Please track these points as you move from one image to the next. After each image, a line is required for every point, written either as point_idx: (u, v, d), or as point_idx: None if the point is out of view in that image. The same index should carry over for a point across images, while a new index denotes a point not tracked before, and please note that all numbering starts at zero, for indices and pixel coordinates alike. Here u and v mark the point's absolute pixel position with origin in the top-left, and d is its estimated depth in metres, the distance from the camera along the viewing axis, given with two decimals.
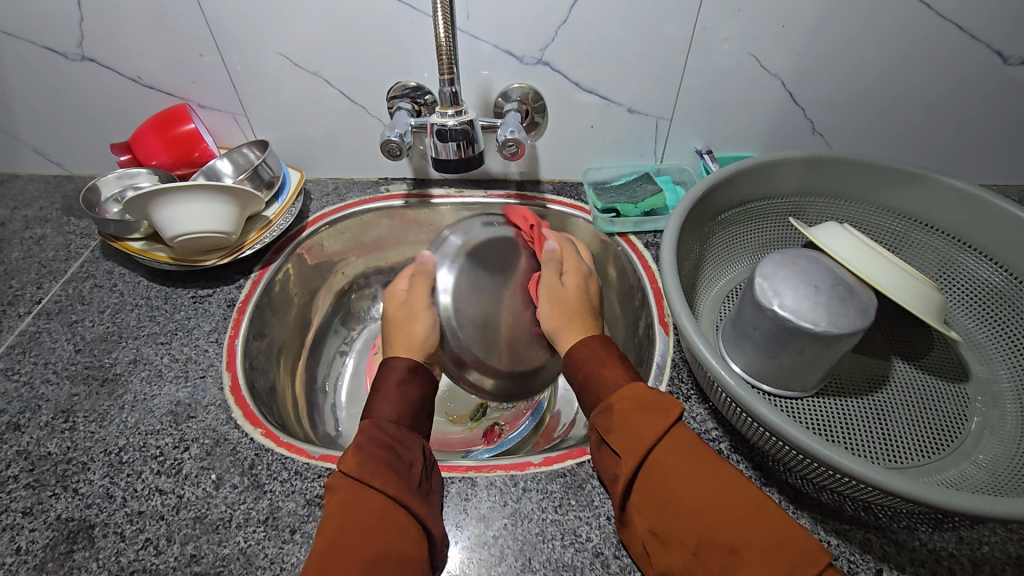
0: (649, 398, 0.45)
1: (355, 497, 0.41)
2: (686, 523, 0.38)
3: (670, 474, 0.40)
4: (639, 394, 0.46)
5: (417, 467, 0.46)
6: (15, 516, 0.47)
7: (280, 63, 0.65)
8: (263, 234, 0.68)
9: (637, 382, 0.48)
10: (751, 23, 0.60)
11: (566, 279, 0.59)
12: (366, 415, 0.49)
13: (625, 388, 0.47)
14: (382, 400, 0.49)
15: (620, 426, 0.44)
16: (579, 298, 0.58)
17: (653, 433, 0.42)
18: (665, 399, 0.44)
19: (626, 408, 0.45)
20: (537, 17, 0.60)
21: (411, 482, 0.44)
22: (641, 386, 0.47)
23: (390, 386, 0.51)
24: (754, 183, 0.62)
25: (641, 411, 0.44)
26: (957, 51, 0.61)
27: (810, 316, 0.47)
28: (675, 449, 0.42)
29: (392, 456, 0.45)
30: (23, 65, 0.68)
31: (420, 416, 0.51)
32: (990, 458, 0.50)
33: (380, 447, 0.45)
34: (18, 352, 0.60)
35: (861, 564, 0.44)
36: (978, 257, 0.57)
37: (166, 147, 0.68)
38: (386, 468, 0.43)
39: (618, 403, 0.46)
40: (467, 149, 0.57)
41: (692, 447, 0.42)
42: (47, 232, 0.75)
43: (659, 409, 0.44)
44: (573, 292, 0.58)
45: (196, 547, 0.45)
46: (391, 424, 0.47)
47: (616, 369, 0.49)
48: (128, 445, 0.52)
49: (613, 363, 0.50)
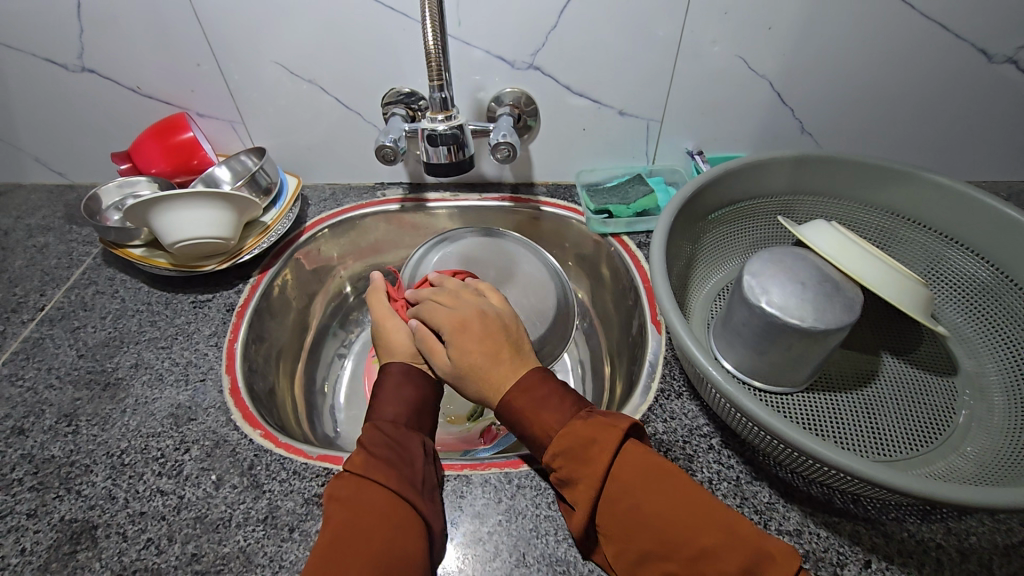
0: (584, 446, 0.42)
1: (361, 494, 0.42)
2: (645, 564, 0.40)
3: (621, 522, 0.41)
4: (571, 444, 0.43)
5: (418, 464, 0.46)
6: (19, 519, 0.48)
7: (277, 72, 0.67)
8: (261, 239, 0.69)
9: (573, 421, 0.44)
10: (738, 26, 0.61)
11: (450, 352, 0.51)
12: (370, 416, 0.50)
13: (555, 442, 0.43)
14: (389, 401, 0.50)
15: (570, 481, 0.43)
16: (471, 361, 0.50)
17: (592, 491, 0.41)
18: (598, 443, 0.42)
19: (568, 465, 0.43)
20: (527, 24, 0.62)
21: (415, 481, 0.45)
22: (577, 426, 0.44)
23: (390, 389, 0.51)
24: (744, 183, 0.63)
25: (578, 467, 0.42)
26: (941, 52, 0.62)
27: (797, 312, 0.48)
28: (628, 489, 0.41)
29: (395, 454, 0.46)
30: (26, 77, 0.70)
31: (422, 417, 0.51)
32: (978, 450, 0.51)
33: (381, 445, 0.46)
34: (21, 358, 0.61)
35: (850, 556, 0.45)
36: (965, 253, 0.58)
37: (165, 155, 0.69)
38: (385, 465, 0.44)
39: (553, 461, 0.43)
40: (457, 153, 0.59)
41: (649, 478, 0.41)
42: (50, 240, 0.76)
43: (592, 460, 0.42)
44: (466, 362, 0.50)
45: (197, 546, 0.46)
46: (391, 425, 0.48)
47: (546, 417, 0.45)
48: (130, 447, 0.53)
49: (539, 414, 0.45)
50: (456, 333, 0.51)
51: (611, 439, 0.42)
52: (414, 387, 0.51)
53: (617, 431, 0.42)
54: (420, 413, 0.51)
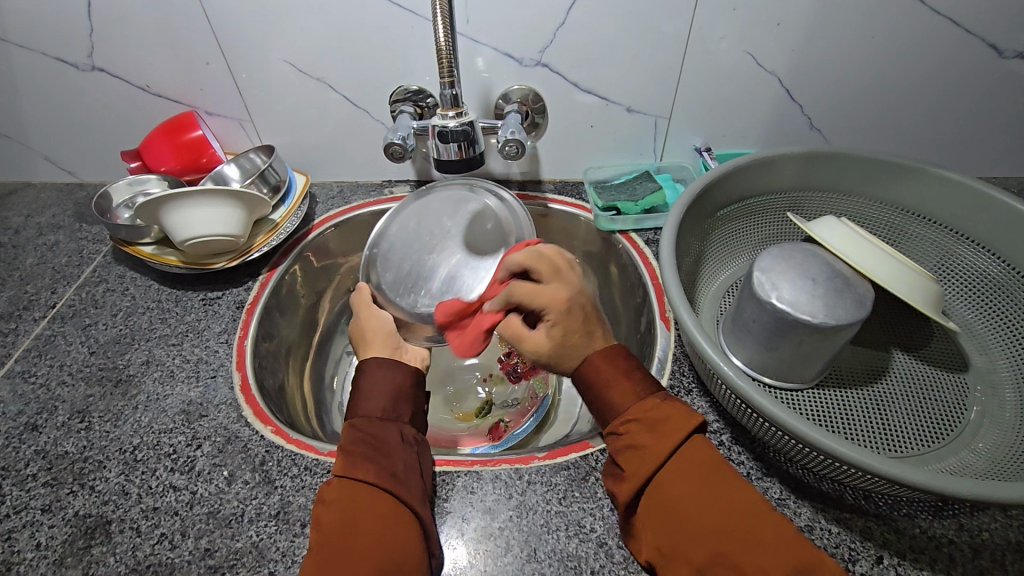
0: (662, 419, 0.44)
1: (351, 494, 0.42)
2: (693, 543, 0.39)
3: (671, 499, 0.41)
4: (648, 414, 0.45)
5: (399, 455, 0.47)
6: (34, 514, 0.48)
7: (286, 70, 0.67)
8: (270, 236, 0.69)
9: (651, 396, 0.46)
10: (747, 22, 0.61)
11: (549, 330, 0.50)
12: (353, 411, 0.50)
13: (632, 409, 0.45)
14: (366, 396, 0.50)
15: (630, 449, 0.44)
16: (577, 340, 0.50)
17: (659, 458, 0.42)
18: (675, 420, 0.44)
19: (636, 432, 0.44)
20: (535, 21, 0.62)
21: (396, 472, 0.45)
22: (655, 402, 0.45)
23: (365, 385, 0.51)
24: (752, 179, 0.63)
25: (646, 437, 0.44)
26: (951, 47, 0.61)
27: (808, 308, 0.48)
28: (686, 469, 0.41)
29: (372, 451, 0.46)
30: (36, 76, 0.70)
31: (399, 404, 0.51)
32: (989, 447, 0.51)
33: (358, 443, 0.46)
34: (33, 355, 0.61)
35: (861, 552, 0.45)
36: (976, 249, 0.57)
37: (174, 153, 0.69)
38: (364, 460, 0.45)
39: (625, 425, 0.45)
40: (467, 150, 0.58)
41: (709, 463, 0.42)
42: (60, 238, 0.76)
43: (665, 434, 0.43)
44: (564, 340, 0.50)
45: (209, 541, 0.46)
46: (367, 419, 0.48)
47: (625, 386, 0.47)
48: (142, 444, 0.53)
49: (621, 382, 0.47)
50: (561, 312, 0.50)
51: (688, 420, 0.43)
52: (388, 378, 0.51)
53: (693, 417, 0.44)
54: (398, 400, 0.51)
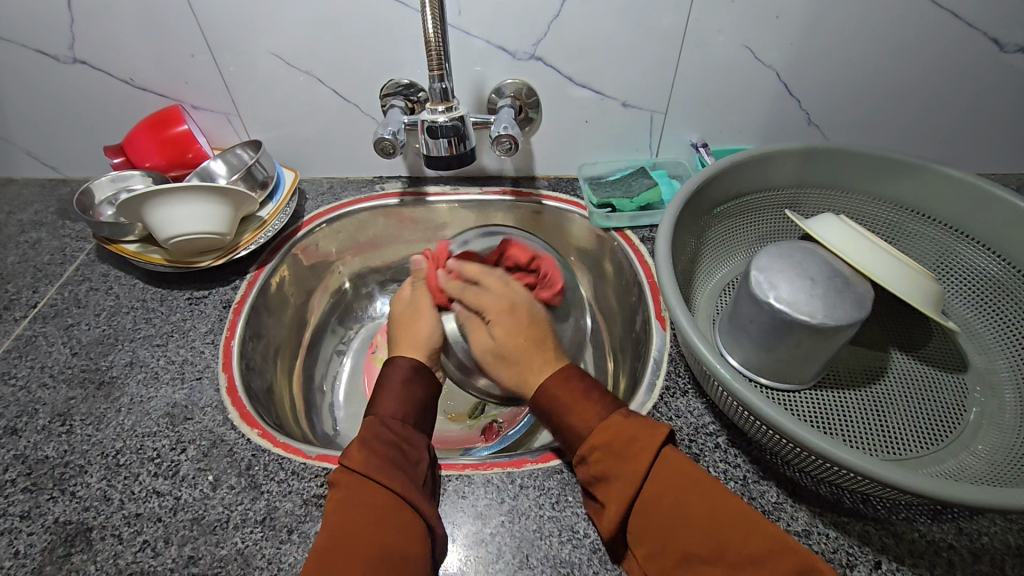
0: (625, 442, 0.43)
1: (359, 492, 0.41)
2: (681, 560, 0.39)
3: (654, 525, 0.40)
4: (608, 440, 0.44)
5: (421, 466, 0.46)
6: (12, 520, 0.47)
7: (273, 63, 0.65)
8: (258, 234, 0.68)
9: (613, 416, 0.45)
10: (744, 14, 0.59)
11: (494, 332, 0.56)
12: (374, 409, 0.49)
13: (596, 434, 0.44)
14: (392, 395, 0.49)
15: (602, 480, 0.43)
16: (521, 336, 0.55)
17: (631, 489, 0.41)
18: (639, 442, 0.42)
19: (603, 460, 0.43)
20: (528, 12, 0.60)
21: (416, 483, 0.44)
22: (618, 424, 0.44)
23: (398, 384, 0.50)
24: (750, 176, 0.61)
25: (616, 464, 0.43)
26: (952, 41, 0.60)
27: (806, 308, 0.47)
28: (661, 491, 0.41)
29: (398, 455, 0.45)
30: (15, 69, 0.68)
31: (425, 415, 0.51)
32: (989, 449, 0.50)
33: (386, 444, 0.45)
34: (14, 356, 0.60)
35: (859, 557, 0.44)
36: (976, 247, 0.57)
37: (159, 149, 0.68)
38: (391, 465, 0.44)
39: (591, 452, 0.44)
40: (458, 146, 0.57)
41: (684, 488, 0.40)
42: (43, 235, 0.75)
43: (630, 458, 0.42)
44: (505, 340, 0.55)
45: (193, 548, 0.45)
46: (396, 421, 0.48)
47: (588, 410, 0.46)
48: (125, 447, 0.52)
49: (583, 404, 0.47)
50: (500, 316, 0.56)
51: (654, 438, 0.42)
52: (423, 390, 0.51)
53: (662, 435, 0.43)
54: (425, 414, 0.51)
